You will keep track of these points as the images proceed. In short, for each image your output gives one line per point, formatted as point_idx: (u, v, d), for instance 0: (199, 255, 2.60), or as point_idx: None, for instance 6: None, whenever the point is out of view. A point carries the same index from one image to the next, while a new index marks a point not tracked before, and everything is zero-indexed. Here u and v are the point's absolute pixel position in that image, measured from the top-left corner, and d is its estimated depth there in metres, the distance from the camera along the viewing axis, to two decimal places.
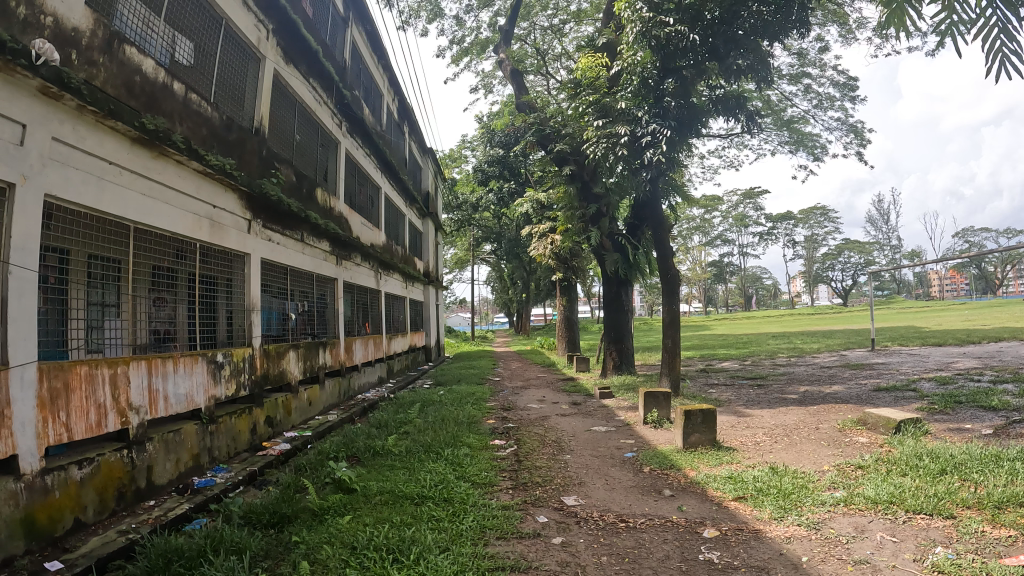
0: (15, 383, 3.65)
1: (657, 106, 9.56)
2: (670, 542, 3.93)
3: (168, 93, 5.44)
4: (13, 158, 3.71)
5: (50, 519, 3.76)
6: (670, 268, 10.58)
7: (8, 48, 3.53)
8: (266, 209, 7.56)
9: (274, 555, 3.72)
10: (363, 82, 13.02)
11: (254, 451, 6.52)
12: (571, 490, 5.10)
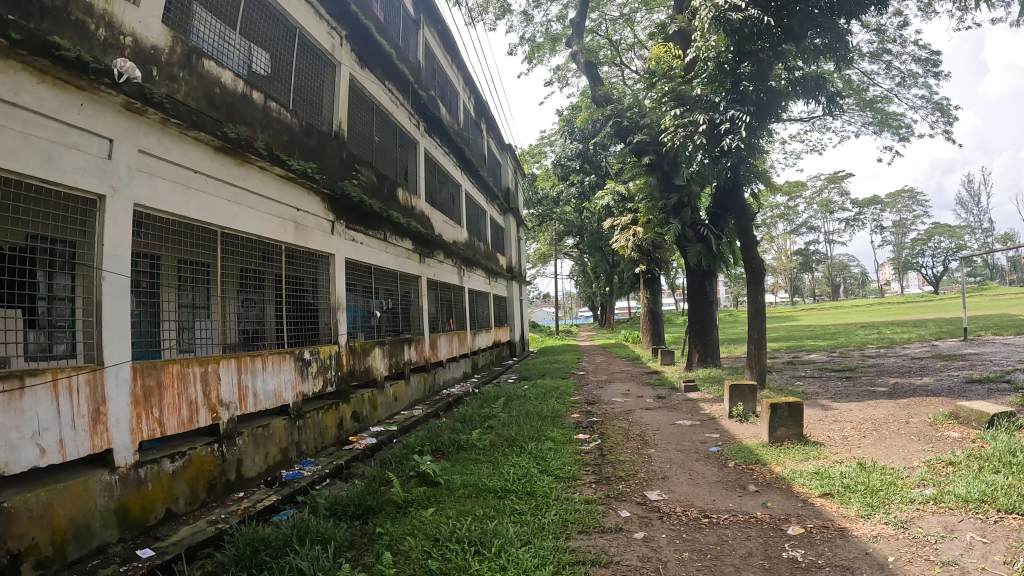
0: (109, 382, 3.91)
1: (734, 92, 9.43)
2: (754, 539, 3.82)
3: (248, 102, 5.67)
4: (102, 171, 3.96)
5: (144, 509, 4.02)
6: (755, 258, 10.22)
7: (91, 68, 3.76)
8: (349, 211, 7.79)
9: (358, 546, 3.84)
10: (438, 82, 13.23)
11: (342, 446, 6.75)
12: (655, 485, 5.04)
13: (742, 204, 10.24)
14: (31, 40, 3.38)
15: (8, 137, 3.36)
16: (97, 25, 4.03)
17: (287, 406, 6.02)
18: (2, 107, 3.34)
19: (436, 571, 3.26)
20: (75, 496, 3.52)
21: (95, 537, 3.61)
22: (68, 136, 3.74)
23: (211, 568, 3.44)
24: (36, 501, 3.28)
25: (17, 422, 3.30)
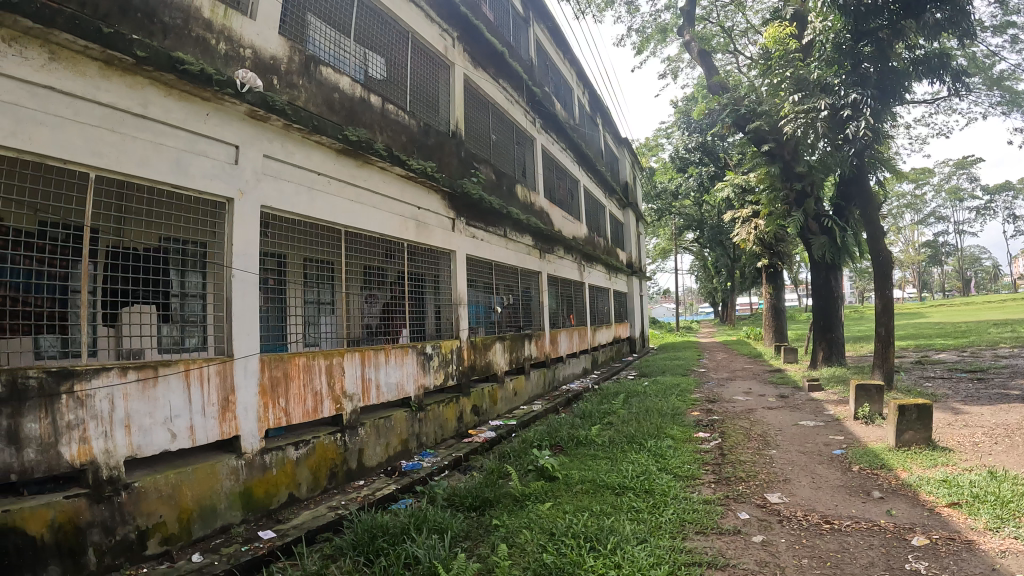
0: (239, 373, 4.17)
1: (854, 73, 8.89)
2: (875, 548, 3.62)
3: (366, 106, 5.89)
4: (229, 176, 4.23)
5: (268, 493, 4.26)
6: (881, 250, 9.57)
7: (214, 80, 4.00)
8: (469, 208, 7.94)
9: (474, 537, 3.90)
10: (551, 78, 13.25)
11: (463, 438, 6.90)
12: (776, 487, 4.85)
13: (867, 192, 9.57)
14: (156, 56, 3.63)
15: (139, 147, 3.66)
16: (217, 39, 4.30)
17: (409, 398, 6.20)
18: (132, 119, 3.63)
19: (550, 565, 3.25)
20: (202, 479, 3.78)
21: (219, 517, 3.86)
22: (196, 144, 4.02)
23: (331, 550, 3.58)
24: (165, 482, 3.57)
25: (151, 408, 3.61)
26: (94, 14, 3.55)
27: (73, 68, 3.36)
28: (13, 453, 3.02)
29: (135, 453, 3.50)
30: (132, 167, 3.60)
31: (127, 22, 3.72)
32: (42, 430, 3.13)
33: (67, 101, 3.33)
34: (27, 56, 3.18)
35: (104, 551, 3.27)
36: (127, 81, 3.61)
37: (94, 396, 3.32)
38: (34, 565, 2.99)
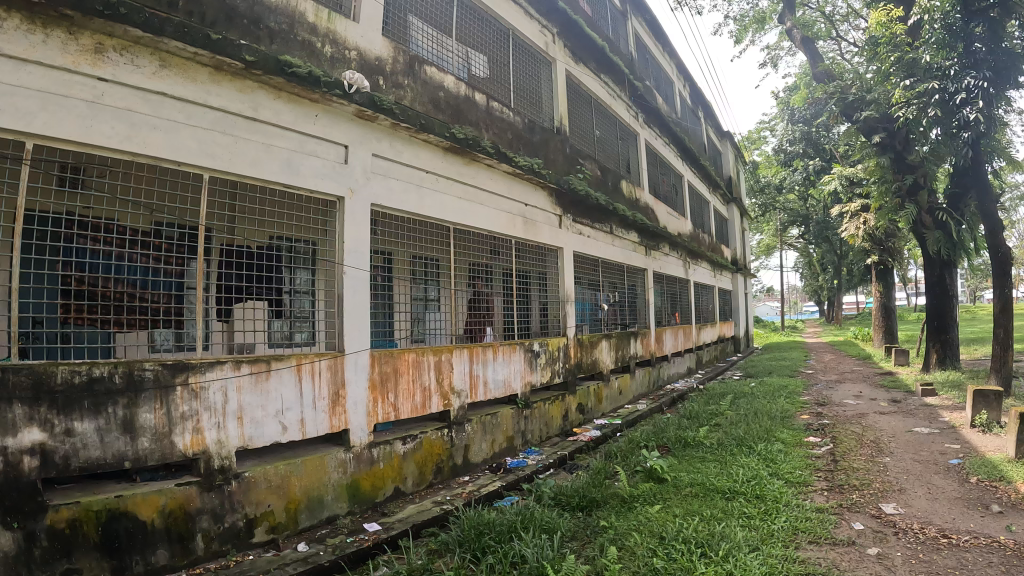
0: (349, 367, 4.32)
1: (967, 55, 8.37)
2: (995, 566, 3.36)
3: (470, 104, 5.96)
4: (340, 175, 4.36)
5: (375, 486, 4.36)
6: (1000, 246, 8.91)
7: (322, 82, 4.10)
8: (575, 205, 7.90)
9: (581, 538, 3.87)
10: (651, 71, 13.05)
11: (568, 437, 6.87)
12: (890, 497, 4.59)
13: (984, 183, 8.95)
14: (263, 60, 3.77)
15: (251, 148, 3.84)
16: (323, 43, 4.42)
17: (515, 395, 6.22)
18: (243, 122, 3.82)
19: (660, 570, 3.19)
20: (311, 470, 3.94)
21: (326, 508, 4.00)
22: (306, 145, 4.17)
23: (437, 545, 3.65)
24: (274, 473, 3.75)
25: (263, 401, 3.82)
26: (203, 23, 3.73)
27: (185, 74, 3.57)
28: (129, 441, 3.30)
29: (246, 443, 3.71)
30: (245, 167, 3.78)
31: (235, 29, 3.88)
32: (158, 420, 3.39)
33: (181, 106, 3.55)
34: (140, 64, 3.41)
35: (213, 537, 3.47)
36: (237, 85, 3.80)
37: (207, 388, 3.56)
38: (145, 547, 3.24)
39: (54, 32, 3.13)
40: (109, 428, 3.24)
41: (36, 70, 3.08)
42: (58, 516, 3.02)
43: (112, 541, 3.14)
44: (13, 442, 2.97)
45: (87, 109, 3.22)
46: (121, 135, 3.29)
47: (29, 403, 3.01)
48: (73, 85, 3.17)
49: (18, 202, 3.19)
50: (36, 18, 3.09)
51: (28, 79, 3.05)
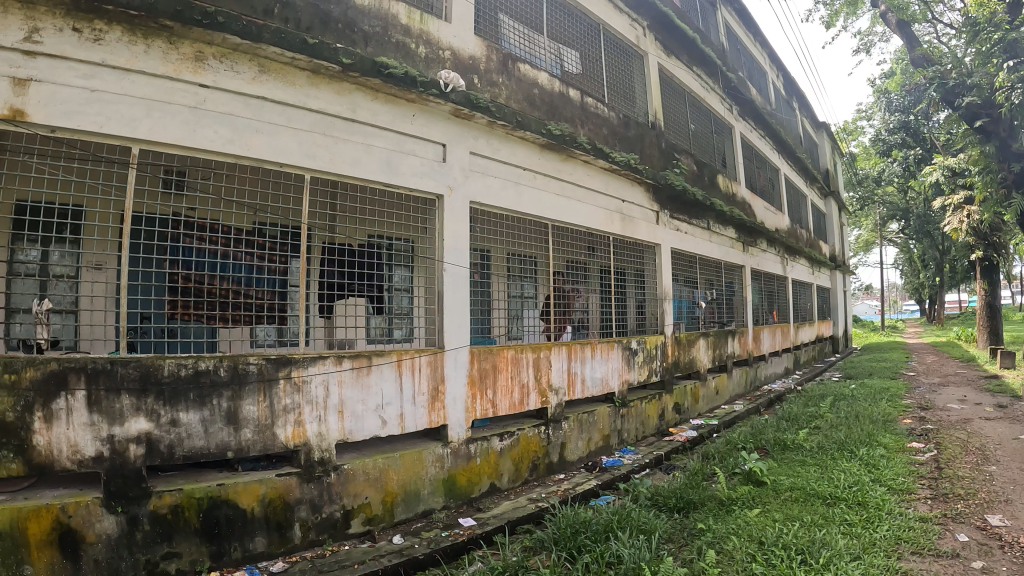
0: (448, 364, 4.51)
1: None
2: None
3: (565, 100, 5.98)
4: (439, 173, 4.51)
5: (471, 482, 4.56)
6: None
7: (419, 82, 4.20)
8: (672, 201, 7.79)
9: (677, 540, 3.87)
10: (743, 61, 12.72)
11: (664, 437, 6.83)
12: (998, 509, 4.34)
13: None
14: (360, 63, 3.91)
15: (351, 148, 4.03)
16: (417, 43, 4.53)
17: (612, 394, 6.26)
18: (342, 123, 4.01)
19: None
20: (408, 464, 4.17)
21: (421, 502, 4.23)
22: (404, 145, 4.33)
23: (532, 543, 3.75)
24: (373, 466, 4.00)
25: (363, 396, 4.06)
26: (298, 28, 3.91)
27: (283, 79, 3.77)
28: (232, 432, 3.58)
29: (345, 436, 3.97)
30: (345, 167, 3.98)
31: (329, 33, 4.04)
32: (261, 412, 3.66)
33: (281, 109, 3.76)
34: (239, 70, 3.64)
35: (309, 526, 3.74)
36: (335, 88, 3.99)
37: (309, 382, 3.82)
38: (243, 535, 3.53)
39: (155, 42, 3.40)
40: (214, 419, 3.53)
41: (139, 80, 3.36)
42: (162, 502, 3.35)
43: (213, 526, 3.44)
44: (121, 430, 3.33)
45: (189, 114, 3.48)
46: (223, 138, 3.53)
47: (136, 394, 3.35)
48: (175, 92, 3.44)
49: (128, 202, 3.38)
50: (138, 30, 3.36)
51: (132, 87, 3.34)
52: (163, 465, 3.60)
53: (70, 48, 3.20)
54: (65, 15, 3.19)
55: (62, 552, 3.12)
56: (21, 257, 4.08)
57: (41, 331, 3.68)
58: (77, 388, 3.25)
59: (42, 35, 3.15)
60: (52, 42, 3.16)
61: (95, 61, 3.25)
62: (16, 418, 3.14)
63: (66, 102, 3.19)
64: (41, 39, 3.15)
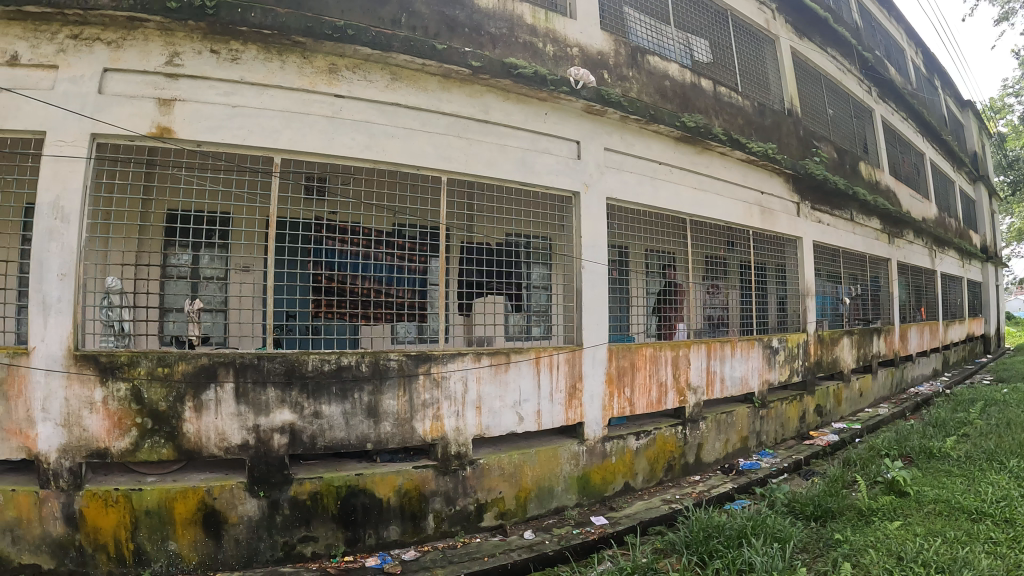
0: (587, 361, 4.66)
1: None
2: None
3: (698, 91, 5.93)
4: (575, 171, 4.68)
5: (605, 480, 4.73)
6: None
7: (548, 80, 4.34)
8: (813, 191, 7.52)
9: (812, 551, 3.76)
10: (879, 41, 12.04)
11: (803, 439, 6.87)
12: None
13: None
14: (489, 65, 4.10)
15: (485, 149, 4.28)
16: (544, 42, 4.77)
17: (752, 394, 6.34)
18: (476, 125, 4.27)
19: None
20: (543, 461, 4.37)
21: (554, 499, 4.43)
22: (539, 143, 4.55)
23: (664, 545, 3.77)
24: (508, 462, 4.21)
25: (501, 392, 4.25)
26: (425, 34, 4.28)
27: (416, 85, 4.06)
28: (372, 424, 3.81)
29: (483, 432, 4.18)
30: (480, 167, 4.23)
31: (457, 37, 4.38)
32: (400, 406, 3.88)
33: (415, 114, 4.06)
34: (372, 79, 3.95)
35: (443, 518, 3.95)
36: (467, 91, 4.24)
37: (447, 377, 4.03)
38: (379, 522, 3.77)
39: (290, 58, 3.77)
40: (354, 412, 3.77)
41: (276, 93, 3.74)
42: (302, 488, 3.63)
43: (349, 514, 3.70)
44: (266, 420, 3.63)
45: (326, 123, 3.81)
46: (360, 144, 3.84)
47: (281, 387, 3.63)
48: (312, 104, 3.79)
49: (272, 207, 3.62)
50: (273, 48, 3.75)
51: (270, 101, 3.72)
52: (305, 455, 3.88)
53: (210, 68, 3.64)
54: (203, 38, 3.64)
55: (205, 531, 3.49)
56: (174, 262, 4.41)
57: (194, 329, 3.87)
58: (226, 380, 3.57)
59: (182, 58, 3.61)
60: (192, 64, 3.61)
61: (234, 79, 3.67)
62: (169, 407, 3.50)
63: (210, 118, 3.62)
64: (182, 62, 3.60)
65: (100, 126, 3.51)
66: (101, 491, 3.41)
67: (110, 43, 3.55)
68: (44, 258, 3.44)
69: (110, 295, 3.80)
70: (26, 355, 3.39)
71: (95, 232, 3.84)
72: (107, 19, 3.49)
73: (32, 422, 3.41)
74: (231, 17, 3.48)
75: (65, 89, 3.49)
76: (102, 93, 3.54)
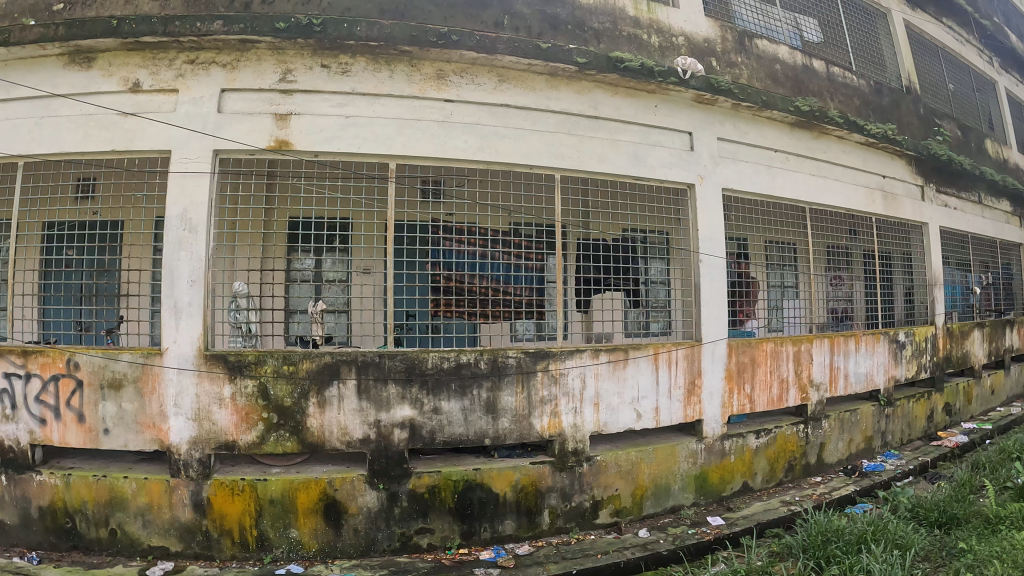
0: (706, 357, 4.56)
1: None
2: None
3: (810, 73, 5.68)
4: (689, 163, 4.60)
5: (723, 479, 4.64)
6: None
7: (656, 72, 4.26)
8: (938, 173, 7.04)
9: (935, 560, 3.55)
10: (999, 7, 11.17)
11: (931, 440, 6.47)
12: None
13: None
14: (595, 60, 4.08)
15: (597, 145, 4.29)
16: (648, 34, 4.71)
17: (878, 390, 6.02)
18: (586, 121, 4.28)
19: None
20: (661, 459, 4.33)
21: (671, 497, 4.38)
22: (651, 136, 4.50)
23: (780, 548, 3.65)
24: (625, 459, 4.20)
25: (619, 388, 4.25)
26: (529, 34, 4.31)
27: (525, 85, 4.11)
28: (490, 421, 3.90)
29: (601, 428, 4.18)
30: (592, 163, 4.24)
31: (560, 35, 4.38)
32: (518, 402, 3.95)
33: (525, 114, 4.12)
34: (480, 82, 4.03)
35: (559, 514, 4.00)
36: (575, 88, 4.26)
37: (566, 374, 4.06)
38: (495, 516, 3.84)
39: (398, 67, 3.90)
40: (473, 408, 3.87)
41: (388, 102, 3.88)
42: (421, 481, 3.75)
43: (466, 507, 3.79)
44: (387, 416, 3.77)
45: (437, 128, 3.92)
46: (472, 146, 3.94)
47: (401, 384, 3.77)
48: (424, 109, 3.91)
49: (390, 212, 3.78)
50: (381, 59, 3.88)
51: (382, 109, 3.87)
52: (423, 450, 4.01)
53: (322, 82, 3.81)
54: (313, 54, 3.82)
55: (326, 520, 3.67)
56: (298, 267, 4.65)
57: (318, 329, 4.04)
58: (348, 377, 3.73)
59: (295, 74, 3.80)
60: (304, 79, 3.80)
61: (346, 91, 3.83)
62: (294, 402, 3.70)
63: (326, 129, 3.80)
64: (295, 78, 3.80)
65: (222, 142, 3.75)
66: (228, 481, 3.65)
67: (225, 65, 3.80)
68: (176, 266, 3.73)
69: (237, 298, 4.00)
70: (160, 354, 3.69)
71: (221, 241, 4.13)
72: (221, 43, 3.73)
73: (166, 417, 3.71)
74: (338, 32, 3.63)
75: (187, 110, 3.76)
76: (222, 111, 3.78)
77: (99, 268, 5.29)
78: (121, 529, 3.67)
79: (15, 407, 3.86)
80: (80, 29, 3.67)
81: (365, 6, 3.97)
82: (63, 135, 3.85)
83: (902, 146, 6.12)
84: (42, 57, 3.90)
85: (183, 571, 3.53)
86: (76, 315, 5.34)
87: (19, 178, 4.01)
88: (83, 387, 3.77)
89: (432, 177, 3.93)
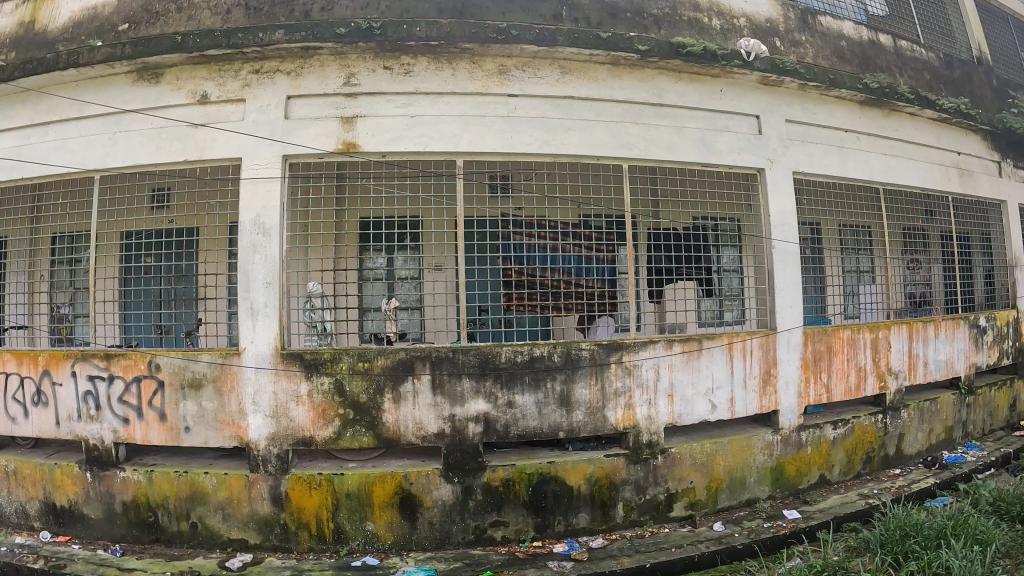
0: (781, 346, 4.45)
1: None
2: None
3: (877, 48, 5.47)
4: (757, 147, 4.50)
5: (800, 471, 4.53)
6: None
7: (719, 55, 4.18)
8: (1017, 148, 6.67)
9: (1018, 556, 3.39)
10: None
11: (1014, 430, 6.16)
12: None
13: None
14: (657, 47, 4.04)
15: (664, 133, 4.24)
16: (709, 17, 4.63)
17: (957, 378, 5.76)
18: (651, 109, 4.24)
19: None
20: (735, 451, 4.26)
21: (745, 490, 4.30)
22: (718, 121, 4.42)
23: (857, 542, 3.53)
24: (700, 451, 4.15)
25: (693, 379, 4.20)
26: (588, 24, 4.29)
27: (587, 76, 4.10)
28: (564, 413, 3.92)
29: (675, 420, 4.15)
30: (660, 151, 4.20)
31: (620, 24, 4.35)
32: (591, 395, 3.96)
33: (589, 105, 4.10)
34: (542, 75, 4.04)
35: (632, 507, 3.99)
36: (638, 76, 4.22)
37: (639, 365, 4.04)
38: (569, 509, 3.86)
39: (459, 64, 3.94)
40: (547, 401, 3.90)
41: (452, 100, 3.93)
42: (495, 475, 3.80)
43: (540, 500, 3.83)
44: (461, 410, 3.83)
45: (503, 123, 3.96)
46: (538, 140, 3.96)
47: (475, 378, 3.82)
48: (487, 105, 3.95)
49: (458, 209, 3.83)
50: (442, 57, 3.93)
51: (446, 108, 3.93)
52: (496, 444, 4.07)
53: (385, 84, 3.89)
54: (375, 57, 3.90)
55: (400, 514, 3.76)
56: (370, 266, 4.80)
57: (391, 326, 4.13)
58: (422, 373, 3.81)
59: (358, 77, 3.89)
60: (367, 81, 3.89)
61: (409, 91, 3.90)
62: (369, 399, 3.80)
63: (392, 129, 3.88)
64: (358, 81, 3.88)
65: (291, 147, 3.87)
66: (305, 475, 3.78)
67: (290, 72, 3.91)
68: (251, 269, 3.87)
69: (312, 298, 4.00)
70: (238, 354, 3.85)
71: (295, 242, 4.29)
72: (284, 51, 3.86)
73: (244, 414, 3.86)
74: (398, 34, 3.70)
75: (255, 118, 3.90)
76: (289, 117, 3.90)
77: (176, 273, 5.55)
78: (202, 522, 3.85)
79: (100, 407, 4.09)
80: (146, 47, 3.85)
81: (422, 7, 4.02)
82: (137, 148, 4.05)
83: (977, 121, 5.81)
84: (113, 76, 4.12)
85: (263, 562, 3.68)
86: (156, 319, 5.60)
87: (97, 191, 4.24)
88: (164, 387, 3.96)
89: (500, 172, 3.97)
